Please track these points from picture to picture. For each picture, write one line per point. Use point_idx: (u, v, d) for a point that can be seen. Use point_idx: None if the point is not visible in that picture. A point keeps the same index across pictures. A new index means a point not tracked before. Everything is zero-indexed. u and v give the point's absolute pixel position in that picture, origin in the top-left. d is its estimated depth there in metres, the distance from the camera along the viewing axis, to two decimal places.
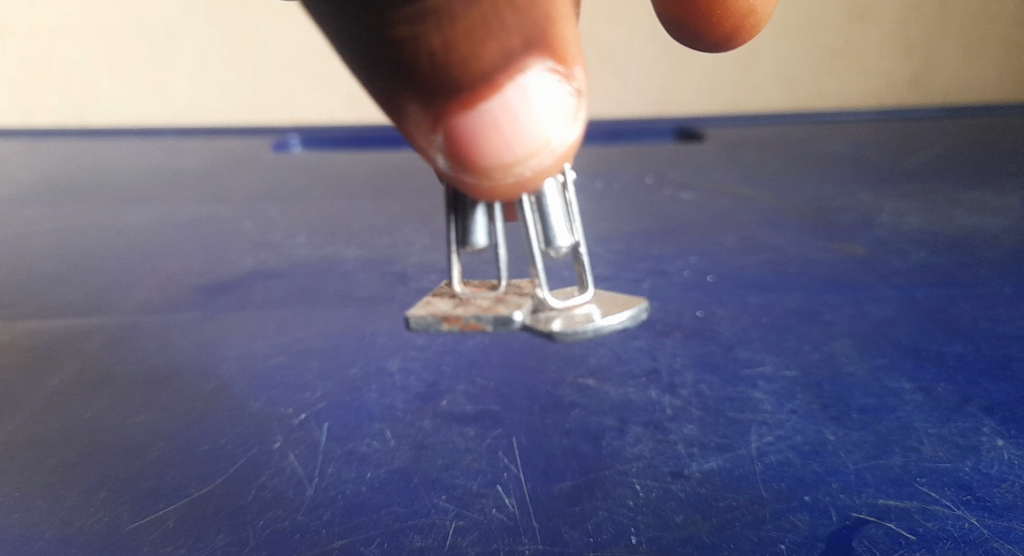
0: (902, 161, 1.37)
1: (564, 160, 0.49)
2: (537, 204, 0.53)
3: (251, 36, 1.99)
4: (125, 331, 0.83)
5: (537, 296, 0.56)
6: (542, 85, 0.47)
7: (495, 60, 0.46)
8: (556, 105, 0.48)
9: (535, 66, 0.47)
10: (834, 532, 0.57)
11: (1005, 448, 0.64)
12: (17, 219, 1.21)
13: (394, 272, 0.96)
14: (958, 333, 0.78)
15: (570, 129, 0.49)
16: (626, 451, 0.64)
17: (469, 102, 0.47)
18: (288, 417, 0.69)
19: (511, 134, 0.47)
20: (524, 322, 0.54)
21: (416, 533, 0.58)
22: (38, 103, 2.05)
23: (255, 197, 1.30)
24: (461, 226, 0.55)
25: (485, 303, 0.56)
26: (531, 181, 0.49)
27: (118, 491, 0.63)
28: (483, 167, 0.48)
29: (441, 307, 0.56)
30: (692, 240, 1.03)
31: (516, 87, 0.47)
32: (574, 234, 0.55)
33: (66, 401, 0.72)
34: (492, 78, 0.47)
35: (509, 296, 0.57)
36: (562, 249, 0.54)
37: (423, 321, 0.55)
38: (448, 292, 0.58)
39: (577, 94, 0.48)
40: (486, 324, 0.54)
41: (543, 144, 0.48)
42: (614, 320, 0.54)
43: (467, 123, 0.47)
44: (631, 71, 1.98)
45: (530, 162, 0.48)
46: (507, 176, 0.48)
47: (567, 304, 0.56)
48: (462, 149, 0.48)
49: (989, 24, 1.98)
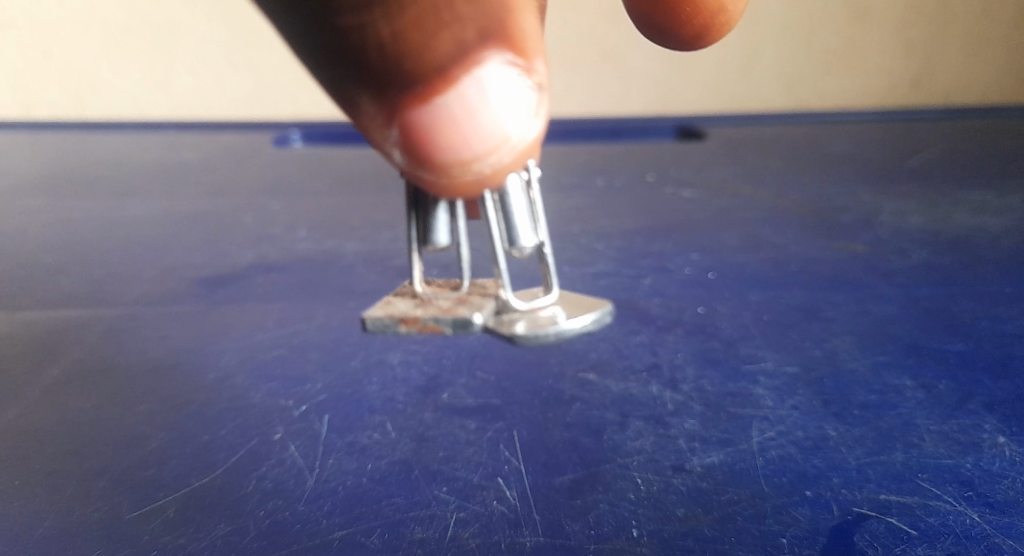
0: (905, 162, 1.37)
1: (526, 157, 0.46)
2: (500, 202, 0.52)
3: (251, 31, 1.98)
4: (125, 323, 0.83)
5: (500, 298, 0.55)
6: (500, 79, 0.44)
7: (448, 51, 0.43)
8: (517, 101, 0.45)
9: (492, 59, 0.44)
10: (836, 526, 0.57)
11: (1006, 445, 0.64)
12: (15, 211, 1.21)
13: (395, 267, 0.95)
14: (961, 331, 0.78)
15: (532, 125, 0.46)
16: (626, 445, 0.64)
17: (424, 95, 0.44)
18: (288, 408, 0.69)
19: (468, 129, 0.45)
20: (485, 325, 0.53)
21: (417, 524, 0.58)
22: (38, 95, 2.06)
23: (258, 191, 1.30)
24: (422, 224, 0.54)
25: (445, 305, 0.54)
26: (491, 180, 0.46)
27: (119, 481, 0.63)
28: (442, 165, 0.45)
29: (399, 308, 0.54)
30: (693, 237, 1.03)
31: (474, 80, 0.44)
32: (539, 234, 0.54)
33: (64, 392, 0.72)
34: (447, 69, 0.43)
35: (471, 297, 0.55)
36: (526, 249, 0.53)
37: (379, 323, 0.54)
38: (409, 291, 0.57)
39: (538, 89, 0.45)
40: (445, 327, 0.53)
41: (503, 141, 0.45)
42: (579, 323, 0.53)
43: (421, 117, 0.44)
44: (633, 70, 1.99)
45: (489, 159, 0.45)
46: (466, 174, 0.46)
47: (530, 305, 0.55)
48: (417, 144, 0.45)
49: (990, 24, 1.97)
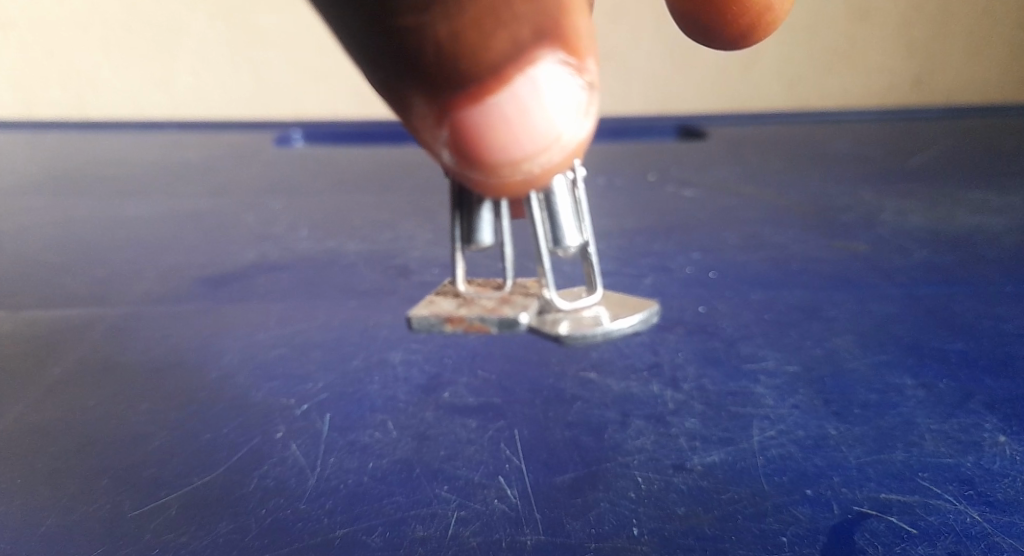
0: (906, 161, 1.36)
1: (574, 157, 0.47)
2: (546, 202, 0.53)
3: (253, 29, 1.98)
4: (126, 322, 0.83)
5: (544, 297, 0.55)
6: (551, 79, 0.45)
7: (504, 51, 0.44)
8: (568, 100, 0.45)
9: (546, 59, 0.44)
10: (836, 525, 0.57)
11: (1007, 444, 0.64)
12: (15, 210, 1.21)
13: (396, 266, 0.96)
14: (962, 331, 0.78)
15: (581, 124, 0.46)
16: (627, 444, 0.64)
17: (478, 94, 0.44)
18: (290, 407, 0.69)
19: (520, 128, 0.45)
20: (531, 325, 0.53)
21: (418, 523, 0.58)
22: (40, 95, 2.06)
23: (258, 191, 1.30)
24: (467, 223, 0.54)
25: (490, 304, 0.55)
26: (540, 179, 0.46)
27: (121, 480, 0.63)
28: (492, 164, 0.46)
29: (444, 307, 0.55)
30: (694, 237, 1.03)
31: (527, 80, 0.44)
32: (583, 234, 0.55)
33: (67, 391, 0.72)
34: (501, 69, 0.44)
35: (515, 297, 0.56)
36: (571, 249, 0.54)
37: (426, 322, 0.54)
38: (451, 291, 0.57)
39: (589, 88, 0.46)
40: (491, 326, 0.53)
41: (553, 140, 0.46)
42: (624, 324, 0.54)
43: (473, 117, 0.45)
44: (633, 69, 1.99)
45: (539, 158, 0.46)
46: (516, 173, 0.46)
47: (574, 306, 0.55)
48: (468, 143, 0.45)
49: (992, 24, 1.97)
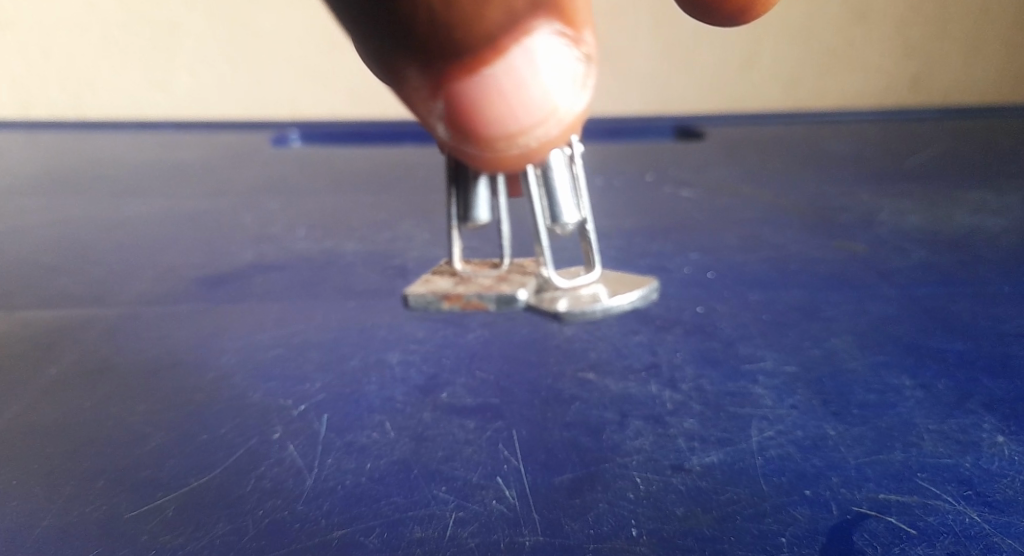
0: (904, 161, 1.36)
1: (569, 130, 0.47)
2: (543, 176, 0.55)
3: (253, 28, 1.98)
4: (124, 323, 0.83)
5: (542, 276, 0.58)
6: (549, 51, 0.44)
7: (499, 21, 0.43)
8: (563, 71, 0.45)
9: (543, 30, 0.44)
10: (834, 526, 0.57)
11: (1006, 445, 0.64)
12: (14, 210, 1.21)
13: (394, 266, 0.95)
14: (960, 331, 0.77)
15: (577, 96, 0.46)
16: (626, 444, 0.64)
17: (473, 66, 0.44)
18: (288, 408, 0.69)
19: (516, 102, 0.45)
20: (528, 301, 0.56)
21: (416, 524, 0.58)
22: (37, 96, 2.05)
23: (257, 190, 1.30)
24: (463, 201, 0.58)
25: (487, 282, 0.58)
26: (535, 152, 0.47)
27: (118, 481, 0.62)
28: (488, 138, 0.46)
29: (441, 286, 0.58)
30: (692, 237, 1.03)
31: (524, 52, 0.44)
32: (581, 211, 0.57)
33: (64, 392, 0.72)
34: (497, 41, 0.43)
35: (512, 276, 0.59)
36: (569, 225, 0.57)
37: (424, 299, 0.57)
38: (448, 270, 0.60)
39: (585, 60, 0.46)
40: (489, 303, 0.56)
41: (549, 113, 0.46)
42: (622, 301, 0.56)
43: (469, 91, 0.44)
44: (632, 71, 2.00)
45: (535, 132, 0.46)
46: (511, 147, 0.46)
47: (572, 284, 0.58)
48: (464, 117, 0.45)
49: (991, 24, 1.97)
